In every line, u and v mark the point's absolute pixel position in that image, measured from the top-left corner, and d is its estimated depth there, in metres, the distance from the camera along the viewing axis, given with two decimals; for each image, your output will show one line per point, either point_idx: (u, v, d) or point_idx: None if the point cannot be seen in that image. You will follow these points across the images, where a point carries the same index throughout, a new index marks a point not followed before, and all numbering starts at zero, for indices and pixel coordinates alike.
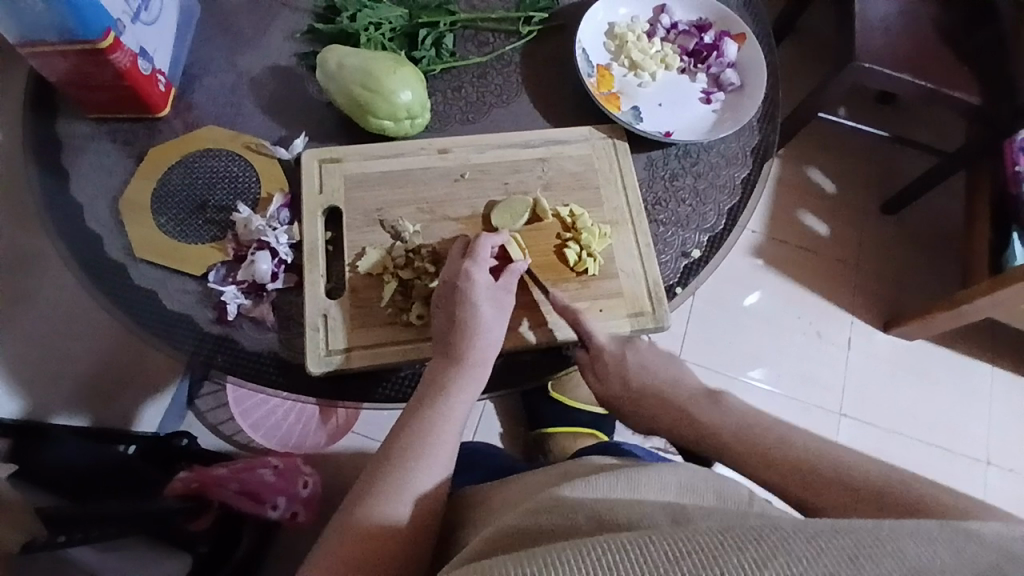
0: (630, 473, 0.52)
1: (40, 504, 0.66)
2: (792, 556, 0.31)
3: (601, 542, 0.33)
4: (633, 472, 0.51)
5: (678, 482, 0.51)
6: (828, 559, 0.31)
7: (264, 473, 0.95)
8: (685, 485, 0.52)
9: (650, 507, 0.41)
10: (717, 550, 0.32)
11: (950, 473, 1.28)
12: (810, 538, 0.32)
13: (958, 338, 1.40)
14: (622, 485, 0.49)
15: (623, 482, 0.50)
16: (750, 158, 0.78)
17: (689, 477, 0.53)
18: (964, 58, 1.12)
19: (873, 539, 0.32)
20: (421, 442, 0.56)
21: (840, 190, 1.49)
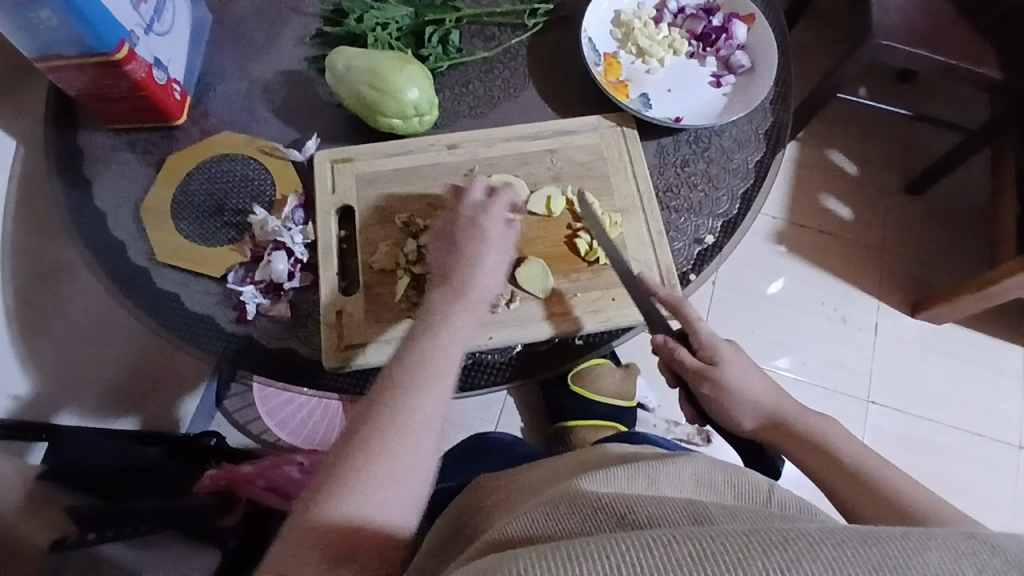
0: (648, 467, 0.52)
1: (75, 503, 0.68)
2: (817, 562, 0.31)
3: (623, 538, 0.33)
4: (652, 470, 0.51)
5: (694, 479, 0.52)
6: (854, 566, 0.31)
7: (290, 470, 0.99)
8: (699, 480, 0.52)
9: (671, 507, 0.41)
10: (742, 554, 0.31)
11: (984, 457, 1.25)
12: (837, 544, 0.32)
13: (990, 319, 1.35)
14: (641, 480, 0.49)
15: (642, 478, 0.50)
16: (763, 141, 0.77)
17: (704, 473, 0.53)
18: (985, 31, 1.09)
19: (899, 548, 0.32)
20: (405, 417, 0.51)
21: (861, 171, 1.45)
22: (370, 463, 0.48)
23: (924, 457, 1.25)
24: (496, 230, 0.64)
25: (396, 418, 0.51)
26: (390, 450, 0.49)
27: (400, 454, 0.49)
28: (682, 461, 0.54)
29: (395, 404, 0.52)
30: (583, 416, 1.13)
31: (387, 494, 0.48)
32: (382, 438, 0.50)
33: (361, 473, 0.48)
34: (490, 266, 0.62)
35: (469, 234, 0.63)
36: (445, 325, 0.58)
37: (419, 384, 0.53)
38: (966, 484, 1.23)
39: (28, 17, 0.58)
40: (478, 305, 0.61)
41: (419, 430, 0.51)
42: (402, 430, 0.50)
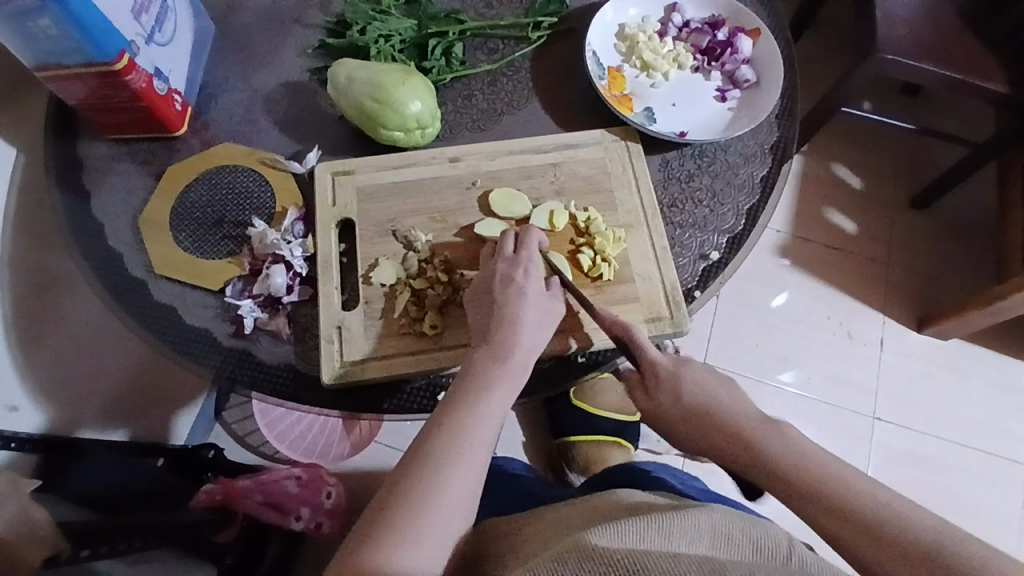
0: (664, 519, 0.50)
1: (69, 518, 0.67)
2: None
3: None
4: (666, 518, 0.50)
5: (710, 530, 0.50)
6: None
7: (287, 483, 0.97)
8: (717, 536, 0.50)
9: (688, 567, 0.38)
10: None
11: (990, 474, 1.23)
12: None
13: (996, 334, 1.33)
14: (654, 531, 0.48)
15: (656, 532, 0.48)
16: (769, 157, 0.76)
17: (721, 528, 0.51)
18: (991, 46, 1.08)
19: None
20: (451, 458, 0.52)
21: (867, 185, 1.44)
22: (423, 500, 0.50)
23: (929, 474, 1.23)
24: (532, 286, 0.61)
25: (445, 453, 0.52)
26: (440, 483, 0.51)
27: (449, 492, 0.51)
28: (699, 511, 0.52)
29: (441, 440, 0.53)
30: (585, 431, 1.12)
31: (438, 525, 0.50)
32: (432, 472, 0.51)
33: (413, 508, 0.50)
34: (533, 324, 0.60)
35: (507, 292, 0.60)
36: (484, 395, 0.56)
37: (470, 422, 0.54)
38: (970, 499, 1.21)
39: (26, 25, 0.58)
40: (520, 371, 0.58)
41: (467, 467, 0.53)
42: (450, 463, 0.52)
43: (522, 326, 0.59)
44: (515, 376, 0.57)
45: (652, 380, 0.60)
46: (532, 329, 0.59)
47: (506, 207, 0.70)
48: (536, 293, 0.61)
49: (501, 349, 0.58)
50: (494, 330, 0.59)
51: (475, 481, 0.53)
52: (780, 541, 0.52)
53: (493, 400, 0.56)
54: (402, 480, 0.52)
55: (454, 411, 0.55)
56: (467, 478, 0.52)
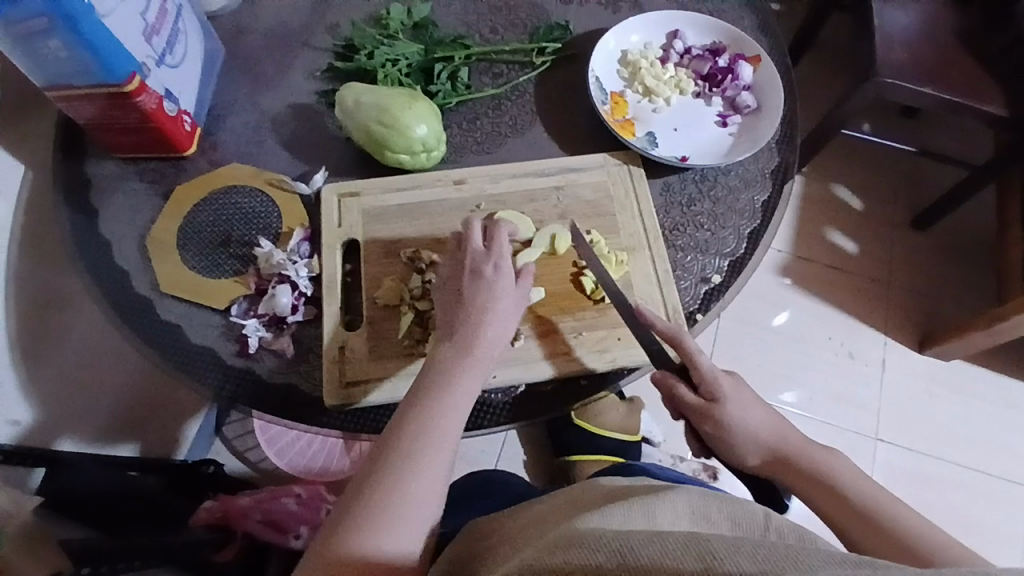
0: (645, 502, 0.50)
1: (70, 537, 0.67)
2: None
3: None
4: (649, 504, 0.49)
5: (690, 510, 0.50)
6: None
7: (287, 502, 0.98)
8: (697, 515, 0.50)
9: (671, 542, 0.36)
10: None
11: (994, 496, 1.22)
12: None
13: (998, 355, 1.33)
14: (637, 517, 0.47)
15: (639, 513, 0.48)
16: (769, 181, 0.77)
17: (700, 506, 0.51)
18: (989, 69, 1.10)
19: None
20: (422, 449, 0.52)
21: (867, 206, 1.45)
22: (390, 501, 0.50)
23: (932, 495, 1.22)
24: (503, 281, 0.60)
25: (409, 450, 0.52)
26: (407, 482, 0.50)
27: (414, 491, 0.50)
28: (678, 493, 0.52)
29: (410, 433, 0.53)
30: (587, 450, 1.11)
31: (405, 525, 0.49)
32: (398, 472, 0.51)
33: (380, 508, 0.49)
34: (503, 315, 0.60)
35: (476, 286, 0.60)
36: (448, 393, 0.55)
37: (438, 413, 0.54)
38: (973, 518, 1.20)
39: (36, 47, 0.59)
40: (482, 366, 0.58)
41: (434, 462, 0.52)
42: (414, 461, 0.51)
43: (487, 319, 0.59)
44: (476, 370, 0.57)
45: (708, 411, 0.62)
46: (500, 321, 0.59)
47: (510, 230, 0.71)
48: (508, 285, 0.61)
49: (464, 344, 0.58)
50: (457, 325, 0.59)
51: (441, 477, 0.52)
52: (756, 514, 0.52)
53: (455, 395, 0.55)
54: (368, 481, 0.51)
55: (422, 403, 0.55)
56: (433, 476, 0.52)
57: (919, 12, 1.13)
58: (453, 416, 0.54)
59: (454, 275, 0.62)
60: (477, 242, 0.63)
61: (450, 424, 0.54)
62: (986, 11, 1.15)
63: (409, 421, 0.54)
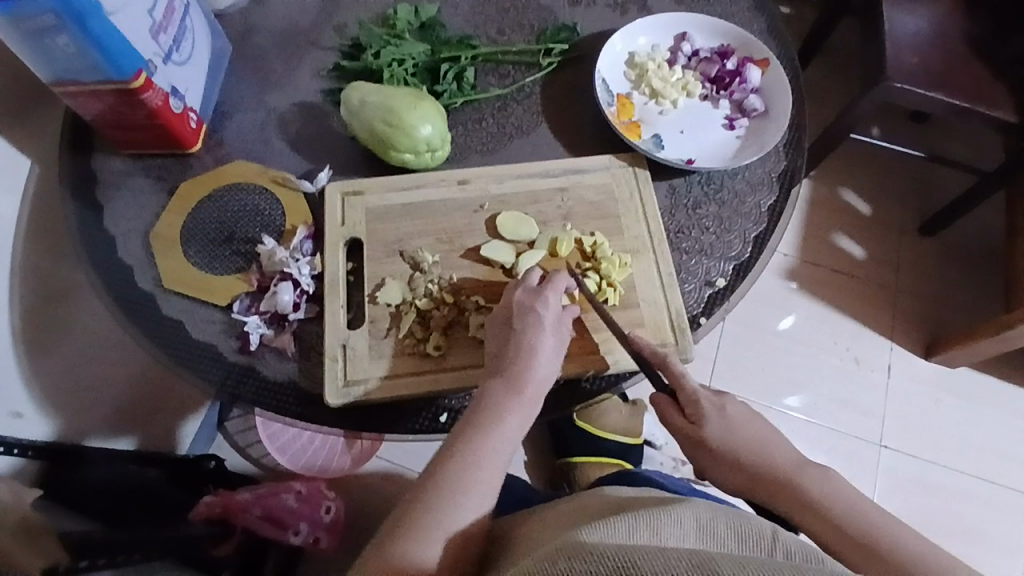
0: (651, 517, 0.49)
1: (70, 529, 0.67)
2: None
3: None
4: (654, 517, 0.49)
5: (696, 525, 0.49)
6: None
7: (287, 498, 0.98)
8: (703, 530, 0.48)
9: (675, 559, 0.37)
10: None
11: (1000, 506, 1.21)
12: None
13: (1005, 363, 1.32)
14: (642, 530, 0.47)
15: (643, 528, 0.47)
16: (776, 185, 0.77)
17: (708, 520, 0.50)
18: (1000, 74, 1.08)
19: None
20: (468, 477, 0.55)
21: (875, 211, 1.44)
22: (438, 525, 0.53)
23: (938, 504, 1.21)
24: (550, 317, 0.61)
25: (459, 477, 0.55)
26: (454, 507, 0.54)
27: (461, 517, 0.54)
28: (685, 507, 0.51)
29: (458, 461, 0.56)
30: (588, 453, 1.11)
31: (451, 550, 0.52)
32: (448, 498, 0.54)
33: (428, 532, 0.52)
34: (550, 351, 0.60)
35: (526, 322, 0.61)
36: (496, 423, 0.57)
37: (483, 441, 0.57)
38: (978, 527, 1.19)
39: (44, 42, 0.59)
40: (533, 402, 0.59)
41: (480, 492, 0.55)
42: (462, 489, 0.54)
43: (537, 358, 0.60)
44: (527, 408, 0.59)
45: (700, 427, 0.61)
46: (547, 356, 0.60)
47: (513, 231, 0.71)
48: (555, 323, 0.62)
49: (516, 379, 0.59)
50: (510, 359, 0.60)
51: (487, 502, 0.56)
52: (763, 529, 0.50)
53: (505, 430, 0.57)
54: (418, 503, 0.54)
55: (468, 431, 0.57)
56: (479, 504, 0.55)
57: (929, 16, 1.12)
58: (502, 446, 0.57)
59: (506, 317, 0.63)
60: (534, 282, 0.64)
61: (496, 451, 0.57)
62: (996, 16, 1.14)
63: (454, 448, 0.56)
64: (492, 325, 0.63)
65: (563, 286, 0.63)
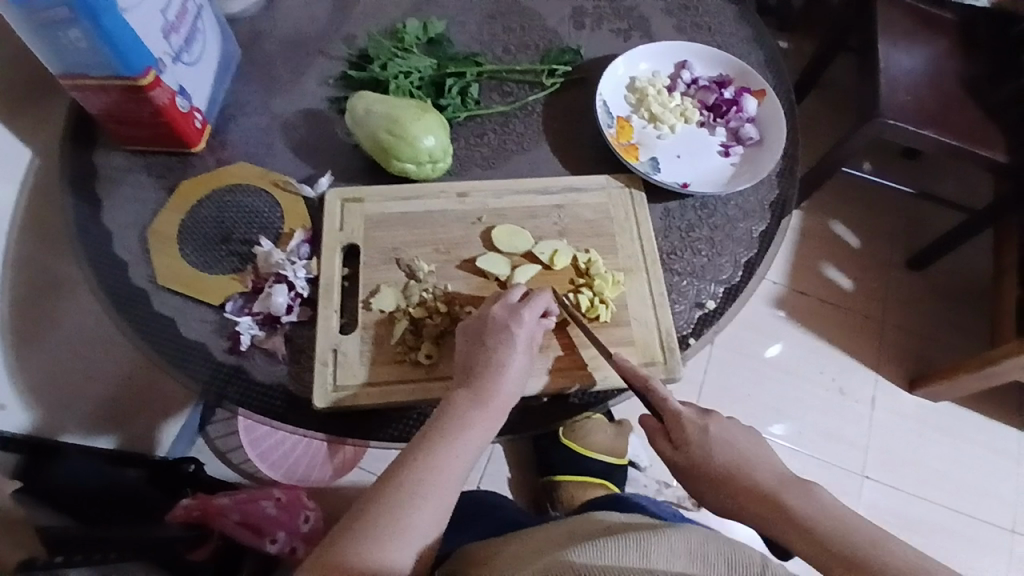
0: (640, 542, 0.49)
1: (45, 525, 0.66)
2: None
3: None
4: (644, 539, 0.49)
5: (685, 551, 0.48)
6: None
7: (267, 505, 0.95)
8: (693, 556, 0.48)
9: None
10: None
11: (979, 541, 1.21)
12: None
13: (987, 400, 1.34)
14: (632, 552, 0.47)
15: (631, 550, 0.47)
16: (768, 213, 0.78)
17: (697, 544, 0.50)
18: (990, 118, 1.12)
19: None
20: (422, 483, 0.55)
21: (865, 244, 1.47)
22: (386, 531, 0.52)
23: (917, 538, 1.21)
24: (525, 333, 0.61)
25: (414, 482, 0.54)
26: (407, 512, 0.53)
27: (414, 524, 0.53)
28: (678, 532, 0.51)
29: (415, 467, 0.55)
30: (574, 471, 1.11)
31: (400, 555, 0.52)
32: (402, 503, 0.53)
33: (377, 535, 0.52)
34: (520, 366, 0.61)
35: (497, 338, 0.61)
36: (458, 433, 0.57)
37: (444, 449, 0.56)
38: (959, 563, 1.19)
39: (57, 35, 0.60)
40: (499, 415, 0.59)
41: (435, 500, 0.55)
42: (417, 498, 0.54)
43: (506, 371, 0.60)
44: (492, 419, 0.59)
45: (681, 435, 0.60)
46: (518, 369, 0.61)
47: (508, 244, 0.72)
48: (528, 338, 0.62)
49: (484, 391, 0.59)
50: (479, 370, 0.60)
51: (442, 511, 0.55)
52: (753, 556, 0.49)
53: (469, 439, 0.57)
54: (370, 506, 0.54)
55: (430, 438, 0.57)
56: (434, 513, 0.54)
57: (924, 58, 1.16)
58: (465, 456, 0.57)
59: (472, 331, 0.62)
60: (513, 297, 0.64)
61: (457, 460, 0.57)
62: (989, 62, 1.18)
63: (413, 456, 0.56)
64: (461, 330, 0.63)
65: (541, 306, 0.63)
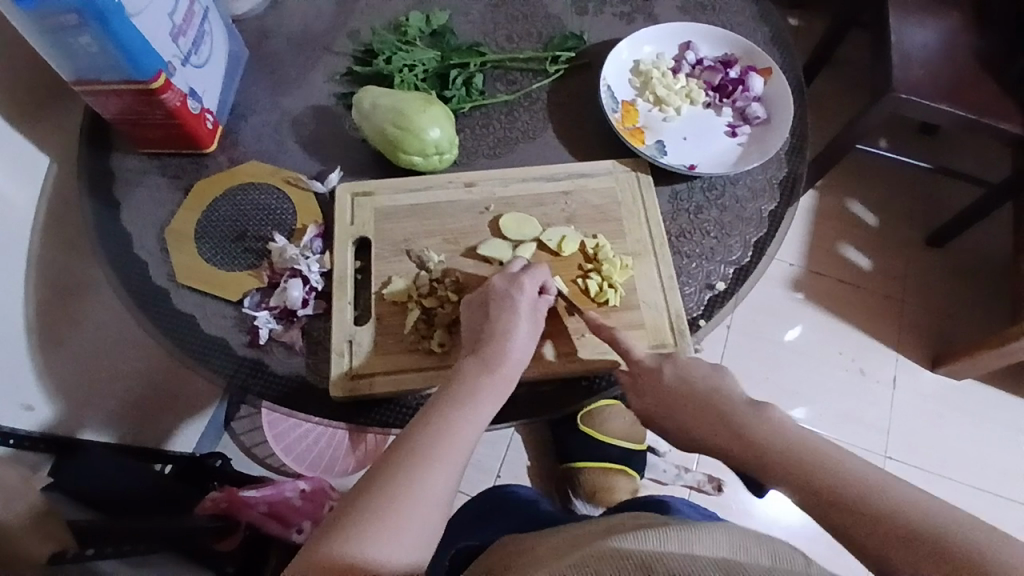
0: (681, 534, 0.48)
1: (79, 518, 0.68)
2: None
3: None
4: (685, 533, 0.48)
5: (727, 540, 0.47)
6: None
7: (292, 496, 0.99)
8: (735, 546, 0.47)
9: None
10: None
11: (1004, 521, 1.20)
12: None
13: (1012, 377, 1.31)
14: (672, 542, 0.46)
15: (674, 539, 0.47)
16: (777, 192, 0.78)
17: (738, 539, 0.48)
18: (1008, 88, 1.09)
19: None
20: (433, 452, 0.54)
21: (882, 222, 1.45)
22: (398, 500, 0.52)
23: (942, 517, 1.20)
24: (525, 300, 0.64)
25: (425, 453, 0.54)
26: (420, 483, 0.53)
27: (427, 493, 0.53)
28: (715, 527, 0.49)
29: (427, 437, 0.55)
30: (592, 457, 1.12)
31: (415, 520, 0.51)
32: (414, 474, 0.53)
33: (390, 505, 0.51)
34: (525, 334, 0.62)
35: (500, 307, 0.63)
36: (469, 404, 0.58)
37: (454, 419, 0.57)
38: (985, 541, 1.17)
39: (68, 41, 0.62)
40: (505, 384, 0.60)
41: (447, 470, 0.54)
42: (430, 467, 0.54)
43: (512, 340, 0.61)
44: (500, 386, 0.60)
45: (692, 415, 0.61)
46: (522, 340, 0.62)
47: (516, 231, 0.73)
48: (529, 308, 0.64)
49: (491, 361, 0.60)
50: (486, 342, 0.61)
51: (453, 482, 0.55)
52: (797, 557, 0.48)
53: (478, 410, 0.58)
54: (383, 476, 0.53)
55: (442, 409, 0.58)
56: (446, 483, 0.54)
57: (938, 29, 1.14)
58: (475, 426, 0.57)
59: (479, 304, 0.64)
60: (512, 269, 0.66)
61: (467, 430, 0.57)
62: (1004, 33, 1.15)
63: (424, 427, 0.56)
64: (472, 313, 0.64)
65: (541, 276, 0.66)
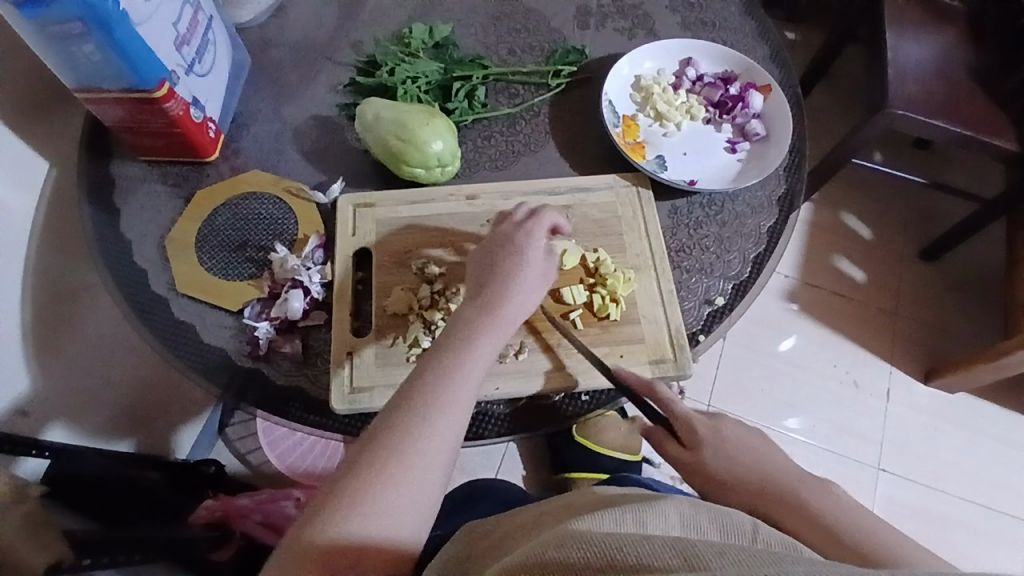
0: (636, 511, 0.48)
1: (75, 526, 0.68)
2: None
3: None
4: (639, 509, 0.48)
5: (679, 519, 0.48)
6: None
7: (286, 505, 0.98)
8: (686, 524, 0.48)
9: (661, 546, 0.38)
10: None
11: (996, 532, 1.21)
12: None
13: (1003, 389, 1.33)
14: (628, 522, 0.46)
15: (628, 517, 0.47)
16: (775, 208, 0.78)
17: (690, 516, 0.49)
18: (1001, 104, 1.11)
19: None
20: (418, 433, 0.51)
21: (876, 235, 1.46)
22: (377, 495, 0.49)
23: (933, 529, 1.21)
24: (532, 244, 0.64)
25: (404, 440, 0.51)
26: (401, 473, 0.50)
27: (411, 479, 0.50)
28: (668, 501, 0.50)
29: (409, 420, 0.52)
30: (587, 467, 1.11)
31: (398, 515, 0.49)
32: (396, 462, 0.50)
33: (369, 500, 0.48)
34: (530, 277, 0.62)
35: (506, 249, 0.63)
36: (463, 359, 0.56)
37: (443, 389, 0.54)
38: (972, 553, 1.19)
39: (72, 49, 0.62)
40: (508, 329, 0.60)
41: (433, 452, 0.51)
42: (413, 453, 0.50)
43: (518, 283, 0.61)
44: (501, 331, 0.59)
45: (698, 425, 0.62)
46: (527, 285, 0.62)
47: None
48: (536, 251, 0.64)
49: (495, 304, 0.60)
50: (488, 284, 0.61)
51: (443, 463, 0.52)
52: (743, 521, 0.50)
53: (477, 356, 0.57)
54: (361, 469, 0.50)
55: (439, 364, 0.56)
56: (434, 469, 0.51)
57: (934, 47, 1.15)
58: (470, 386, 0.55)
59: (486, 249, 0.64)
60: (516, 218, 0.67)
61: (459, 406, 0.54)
62: (997, 51, 1.17)
63: (412, 401, 0.54)
64: (464, 307, 0.61)
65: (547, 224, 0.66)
